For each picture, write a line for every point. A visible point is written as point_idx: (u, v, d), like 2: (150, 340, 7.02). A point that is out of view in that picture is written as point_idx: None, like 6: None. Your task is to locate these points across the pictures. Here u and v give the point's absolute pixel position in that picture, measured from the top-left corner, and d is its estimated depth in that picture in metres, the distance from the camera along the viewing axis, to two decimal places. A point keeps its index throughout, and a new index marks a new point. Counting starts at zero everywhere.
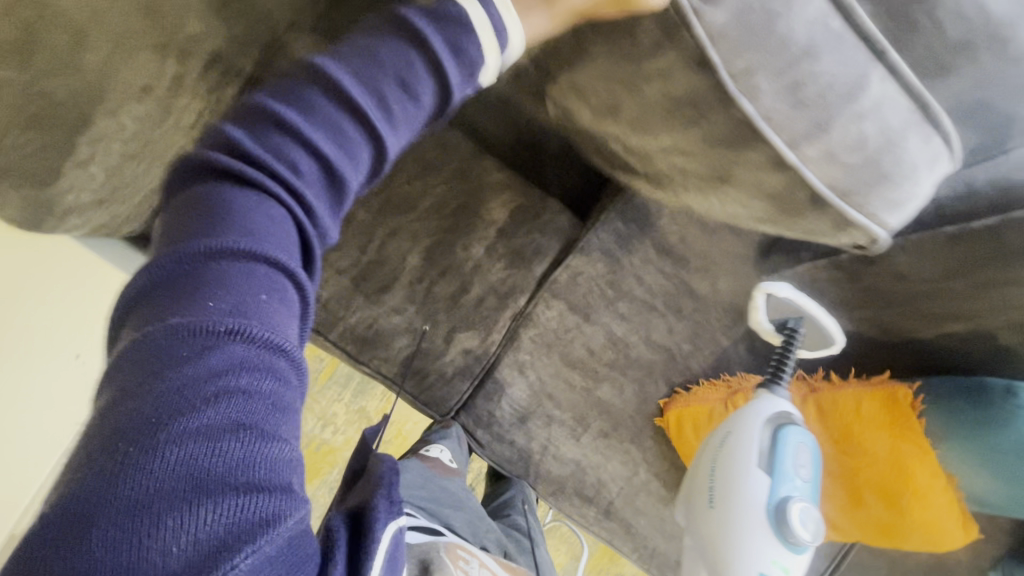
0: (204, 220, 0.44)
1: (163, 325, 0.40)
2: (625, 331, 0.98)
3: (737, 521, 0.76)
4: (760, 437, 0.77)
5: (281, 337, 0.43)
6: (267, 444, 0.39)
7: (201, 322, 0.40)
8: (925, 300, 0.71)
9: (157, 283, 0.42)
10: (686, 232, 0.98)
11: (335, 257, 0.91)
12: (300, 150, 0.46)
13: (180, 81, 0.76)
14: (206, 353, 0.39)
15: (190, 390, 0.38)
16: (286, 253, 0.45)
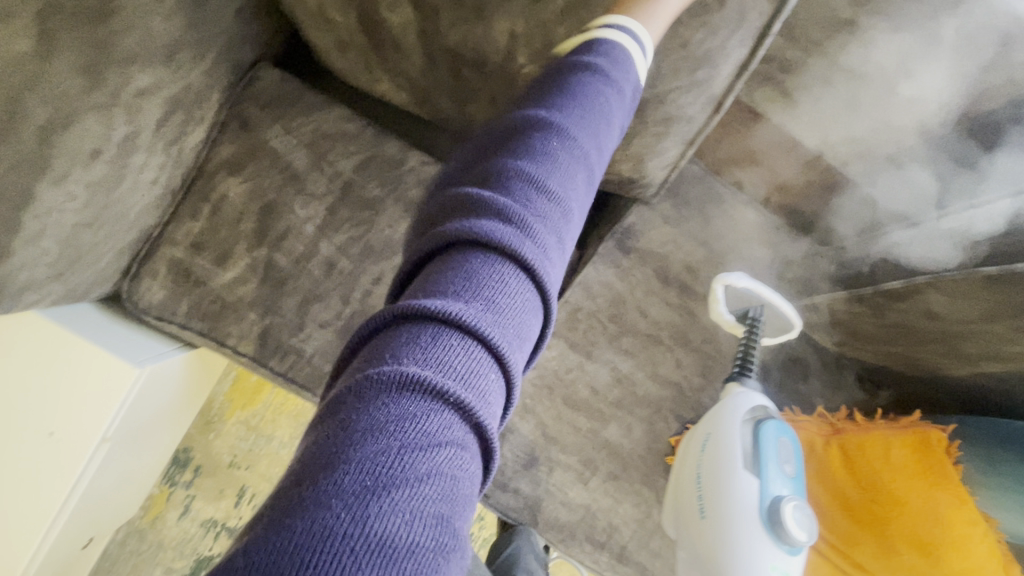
0: (456, 273, 0.37)
1: (384, 374, 0.32)
2: (631, 367, 0.92)
3: (727, 533, 0.68)
4: (742, 434, 0.72)
5: (494, 423, 0.34)
6: (454, 552, 0.29)
7: (428, 380, 0.32)
8: (958, 341, 0.66)
9: (387, 331, 0.35)
10: (691, 259, 0.91)
11: (315, 309, 0.85)
12: (540, 199, 0.42)
13: (133, 140, 0.70)
14: (425, 420, 0.31)
15: (404, 457, 0.30)
16: (519, 337, 0.37)
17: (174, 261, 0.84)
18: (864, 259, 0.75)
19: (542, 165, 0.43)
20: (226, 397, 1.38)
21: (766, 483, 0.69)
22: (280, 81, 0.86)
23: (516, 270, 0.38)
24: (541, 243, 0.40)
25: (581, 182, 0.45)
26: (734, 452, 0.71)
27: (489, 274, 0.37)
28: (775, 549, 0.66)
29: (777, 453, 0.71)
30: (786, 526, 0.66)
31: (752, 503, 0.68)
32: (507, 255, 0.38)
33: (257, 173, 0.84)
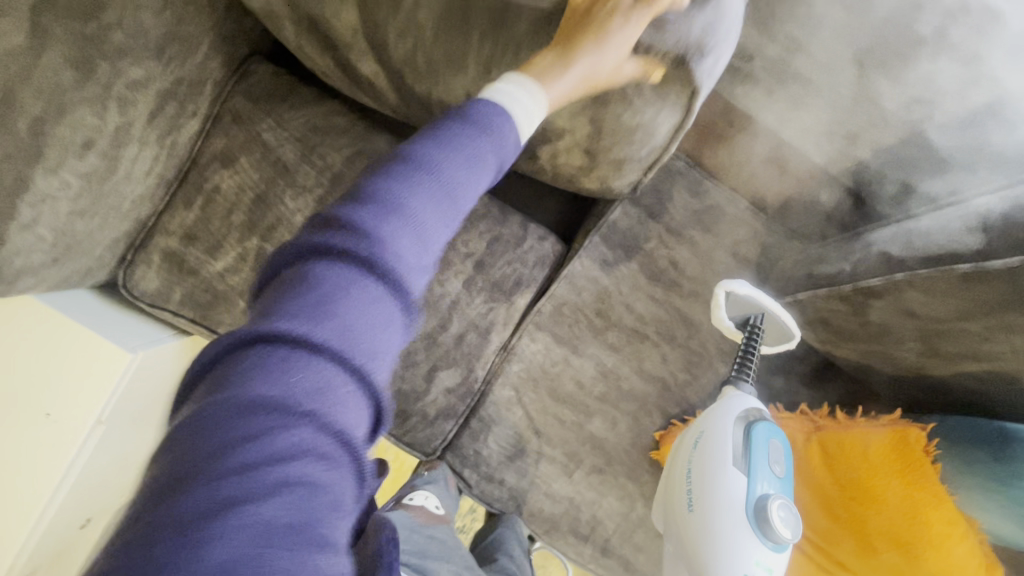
0: (297, 298, 0.37)
1: (225, 401, 0.33)
2: (616, 362, 0.93)
3: (713, 531, 0.68)
4: (733, 432, 0.72)
5: (353, 429, 0.35)
6: (315, 552, 0.31)
7: (272, 401, 0.33)
8: (938, 339, 0.66)
9: (230, 360, 0.36)
10: (677, 255, 0.91)
11: None
12: (404, 228, 0.41)
13: (125, 131, 0.72)
14: (271, 436, 0.33)
15: (250, 474, 0.31)
16: (373, 358, 0.38)
17: (168, 251, 0.86)
18: (845, 257, 0.74)
19: (400, 191, 0.43)
20: None
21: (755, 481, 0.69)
22: (273, 76, 0.88)
23: (376, 288, 0.39)
24: (399, 254, 0.40)
25: (451, 203, 0.46)
26: (725, 450, 0.71)
27: (340, 294, 0.37)
28: (759, 549, 0.67)
29: (768, 453, 0.71)
30: (771, 527, 0.66)
31: (740, 500, 0.69)
32: (369, 280, 0.39)
33: (248, 165, 0.86)
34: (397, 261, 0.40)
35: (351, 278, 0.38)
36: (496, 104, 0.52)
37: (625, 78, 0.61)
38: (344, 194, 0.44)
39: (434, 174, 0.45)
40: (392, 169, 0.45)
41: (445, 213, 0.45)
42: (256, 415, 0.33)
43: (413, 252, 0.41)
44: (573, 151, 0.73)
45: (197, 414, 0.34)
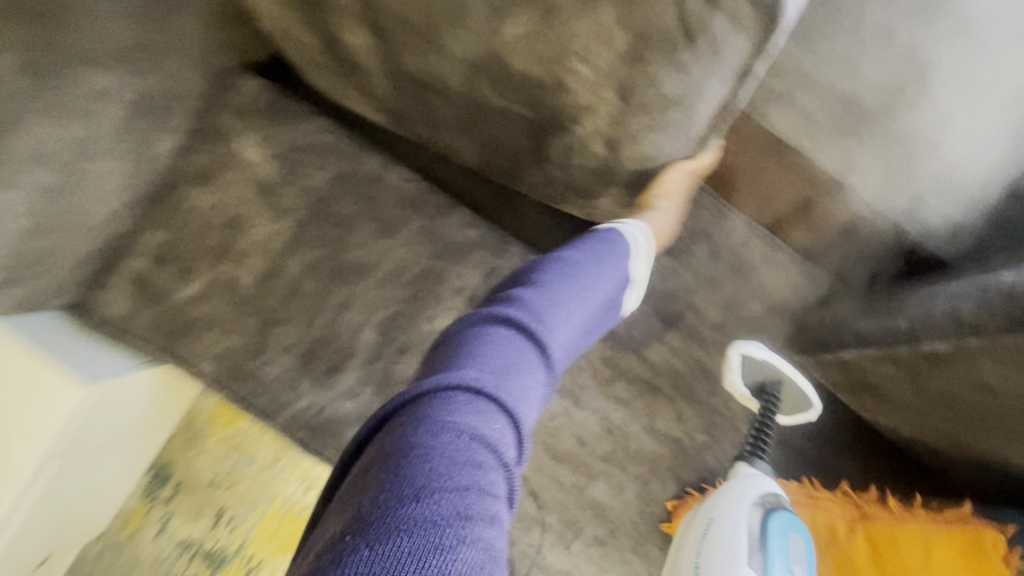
0: (485, 352, 0.47)
1: (446, 432, 0.41)
2: (624, 417, 0.81)
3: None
4: (748, 523, 0.60)
5: (519, 471, 0.43)
6: (507, 573, 0.38)
7: (479, 438, 0.41)
8: (1020, 423, 0.52)
9: (438, 397, 0.43)
10: (696, 299, 0.81)
11: (278, 331, 0.79)
12: (552, 315, 0.52)
13: (90, 144, 0.67)
14: (479, 469, 0.40)
15: (465, 504, 0.38)
16: (534, 415, 0.47)
17: (137, 273, 0.80)
18: (899, 310, 0.61)
19: (546, 297, 0.53)
20: (212, 412, 1.33)
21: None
22: (260, 89, 0.81)
23: (538, 360, 0.49)
24: (556, 329, 0.52)
25: (594, 297, 0.56)
26: (739, 545, 0.59)
27: (516, 359, 0.47)
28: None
29: (787, 547, 0.59)
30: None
31: None
32: (533, 346, 0.49)
33: (228, 184, 0.80)
34: (555, 340, 0.51)
35: (508, 347, 0.48)
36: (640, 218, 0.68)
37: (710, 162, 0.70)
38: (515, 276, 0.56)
39: (591, 266, 0.58)
40: (532, 276, 0.55)
41: (590, 297, 0.56)
42: (472, 437, 0.41)
43: (558, 333, 0.52)
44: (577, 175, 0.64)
45: (405, 434, 0.41)
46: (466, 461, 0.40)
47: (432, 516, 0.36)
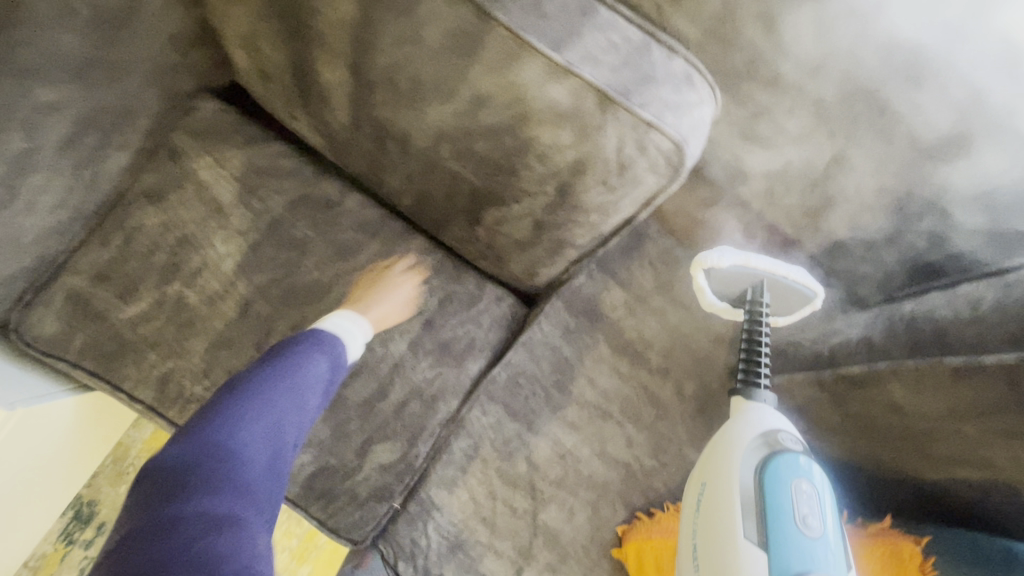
0: (176, 446, 0.56)
1: (156, 515, 0.50)
2: (576, 442, 0.83)
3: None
4: (743, 493, 0.54)
5: (236, 525, 0.52)
6: None
7: (185, 508, 0.50)
8: (927, 440, 0.57)
9: (157, 488, 0.52)
10: (643, 326, 0.85)
11: (225, 355, 0.77)
12: (250, 424, 0.60)
13: (29, 158, 0.64)
14: (196, 531, 0.49)
15: (172, 560, 0.46)
16: (243, 493, 0.55)
17: (74, 292, 0.76)
18: (821, 338, 0.68)
19: (231, 402, 0.61)
20: (145, 445, 1.23)
21: (781, 558, 0.51)
22: (218, 114, 0.82)
23: (238, 454, 0.57)
24: (254, 429, 0.60)
25: (305, 397, 0.65)
26: (736, 518, 0.54)
27: (212, 463, 0.55)
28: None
29: (789, 517, 0.52)
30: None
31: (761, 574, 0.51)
32: (240, 444, 0.58)
33: (178, 205, 0.78)
34: (261, 434, 0.60)
35: (234, 446, 0.57)
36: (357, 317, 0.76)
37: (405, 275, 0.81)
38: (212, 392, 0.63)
39: (311, 367, 0.67)
40: (219, 403, 0.61)
41: (293, 403, 0.64)
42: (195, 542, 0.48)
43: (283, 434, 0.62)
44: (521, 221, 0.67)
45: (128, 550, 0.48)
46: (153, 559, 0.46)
47: None
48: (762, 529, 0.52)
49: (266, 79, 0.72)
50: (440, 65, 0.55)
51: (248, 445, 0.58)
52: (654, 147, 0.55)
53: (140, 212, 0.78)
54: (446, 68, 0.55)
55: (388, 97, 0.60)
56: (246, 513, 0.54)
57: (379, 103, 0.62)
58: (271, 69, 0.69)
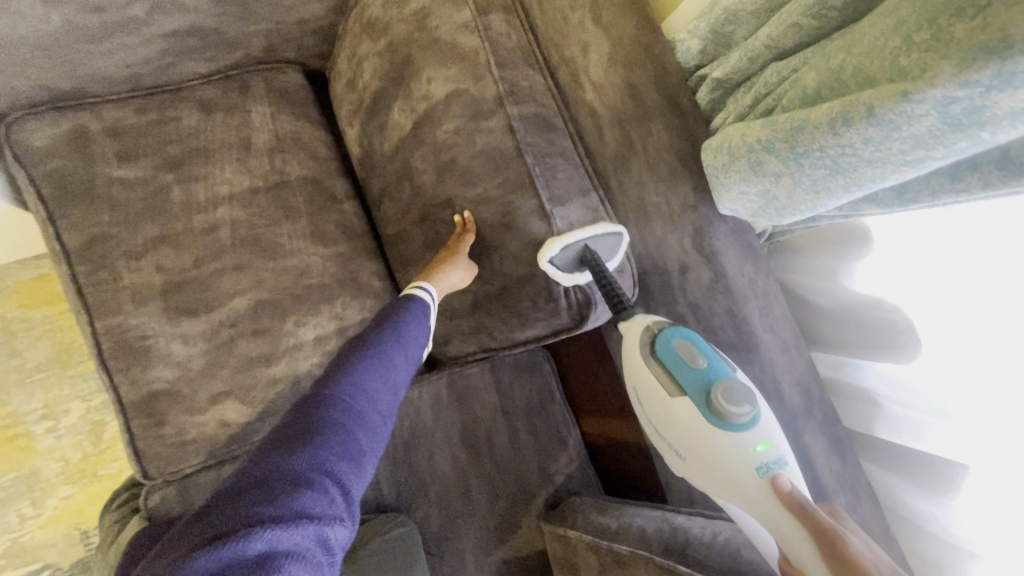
0: (309, 425, 0.58)
1: (326, 398, 0.61)
2: (392, 497, 0.88)
3: (705, 454, 0.60)
4: (651, 371, 0.62)
5: (314, 486, 0.52)
6: (358, 434, 0.60)
7: (327, 412, 0.60)
8: None
9: (285, 447, 0.55)
10: (503, 438, 0.94)
11: (165, 251, 0.84)
12: (368, 391, 0.64)
13: (137, 24, 0.78)
14: (322, 410, 0.60)
15: (302, 463, 0.53)
16: (342, 480, 0.55)
17: (81, 128, 0.83)
18: (616, 515, 0.79)
19: (357, 381, 0.64)
20: (16, 286, 1.19)
21: (694, 381, 0.60)
22: (298, 86, 0.96)
23: (345, 465, 0.56)
24: (364, 412, 0.62)
25: (407, 370, 0.71)
26: (655, 389, 0.63)
27: (360, 413, 0.62)
28: (743, 438, 0.59)
29: (678, 355, 0.61)
30: (730, 416, 0.58)
31: (698, 417, 0.60)
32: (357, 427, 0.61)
33: (220, 123, 0.89)
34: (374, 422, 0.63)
35: (339, 439, 0.58)
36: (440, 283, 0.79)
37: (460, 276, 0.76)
38: (388, 309, 0.75)
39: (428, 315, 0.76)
40: (359, 356, 0.67)
41: (405, 359, 0.71)
42: (316, 520, 0.49)
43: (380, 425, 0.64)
44: (462, 295, 0.82)
45: (249, 514, 0.47)
46: (363, 415, 0.62)
47: (269, 519, 0.47)
48: (679, 393, 0.61)
49: (350, 89, 0.88)
50: (472, 162, 0.73)
51: (353, 426, 0.60)
52: (575, 297, 0.73)
53: (182, 108, 0.88)
54: (468, 168, 0.73)
55: (424, 159, 0.77)
56: (321, 507, 0.51)
57: (414, 156, 0.78)
58: (359, 85, 0.86)
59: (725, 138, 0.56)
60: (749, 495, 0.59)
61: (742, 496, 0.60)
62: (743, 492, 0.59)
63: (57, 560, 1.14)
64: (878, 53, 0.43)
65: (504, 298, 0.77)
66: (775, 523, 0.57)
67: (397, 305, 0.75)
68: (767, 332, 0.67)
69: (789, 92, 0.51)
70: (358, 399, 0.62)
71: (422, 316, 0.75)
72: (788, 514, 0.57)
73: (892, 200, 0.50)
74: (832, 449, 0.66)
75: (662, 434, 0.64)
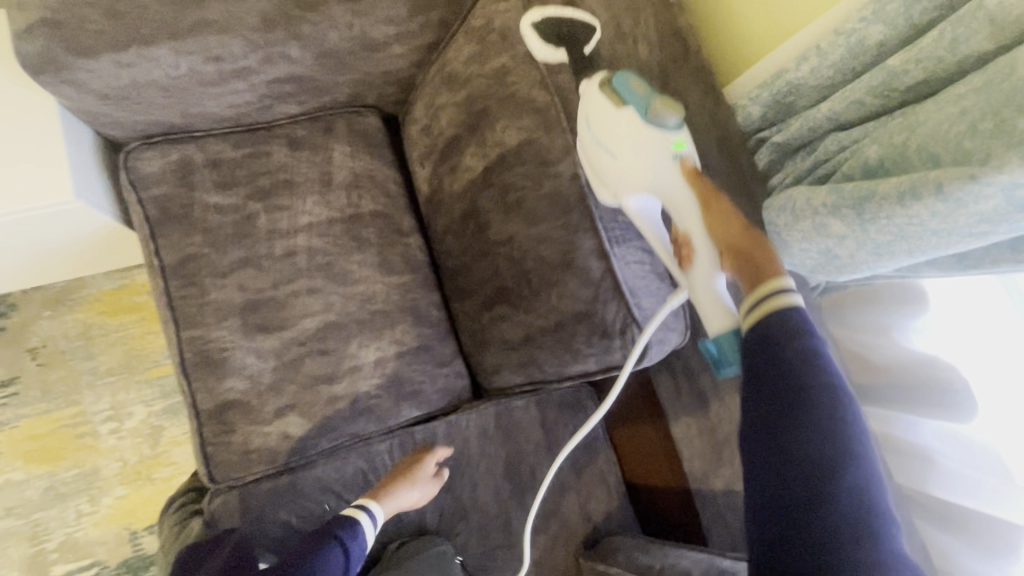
0: None
1: (280, 564, 0.73)
2: (436, 522, 0.91)
3: (637, 151, 0.65)
4: (603, 99, 0.67)
5: None
6: None
7: (273, 575, 0.72)
8: None
9: None
10: (545, 472, 0.96)
11: (248, 272, 0.91)
12: (318, 565, 0.73)
13: (249, 73, 0.87)
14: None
15: None
16: None
17: (187, 158, 0.93)
18: (660, 556, 0.81)
19: (320, 550, 0.74)
20: (99, 295, 1.28)
21: (636, 99, 0.65)
22: (376, 128, 1.04)
23: None
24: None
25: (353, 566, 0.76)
26: (600, 109, 0.67)
27: None
28: (664, 132, 0.64)
29: (630, 82, 0.66)
30: (665, 113, 0.63)
31: (644, 127, 0.64)
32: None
33: (305, 158, 0.98)
34: None
35: None
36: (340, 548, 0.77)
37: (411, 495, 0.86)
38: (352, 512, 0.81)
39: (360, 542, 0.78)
40: (326, 535, 0.76)
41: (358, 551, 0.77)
42: None
43: None
44: (517, 329, 0.86)
45: None
46: None
47: None
48: (626, 108, 0.65)
49: (425, 133, 0.96)
50: (539, 207, 0.78)
51: None
52: (630, 335, 0.77)
53: (274, 144, 0.97)
54: (534, 212, 0.79)
55: (493, 200, 0.83)
56: None
57: (483, 198, 0.85)
58: (434, 131, 0.94)
59: (789, 197, 0.61)
60: (662, 183, 0.64)
61: (654, 182, 0.65)
62: (660, 184, 0.64)
63: (106, 558, 1.19)
64: (941, 135, 0.51)
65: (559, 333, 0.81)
66: (685, 214, 0.64)
67: (330, 530, 0.78)
68: None
69: (849, 162, 0.59)
70: (307, 569, 0.73)
71: (363, 539, 0.79)
72: (691, 191, 0.64)
73: (952, 265, 0.55)
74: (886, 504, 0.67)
75: (599, 148, 0.68)
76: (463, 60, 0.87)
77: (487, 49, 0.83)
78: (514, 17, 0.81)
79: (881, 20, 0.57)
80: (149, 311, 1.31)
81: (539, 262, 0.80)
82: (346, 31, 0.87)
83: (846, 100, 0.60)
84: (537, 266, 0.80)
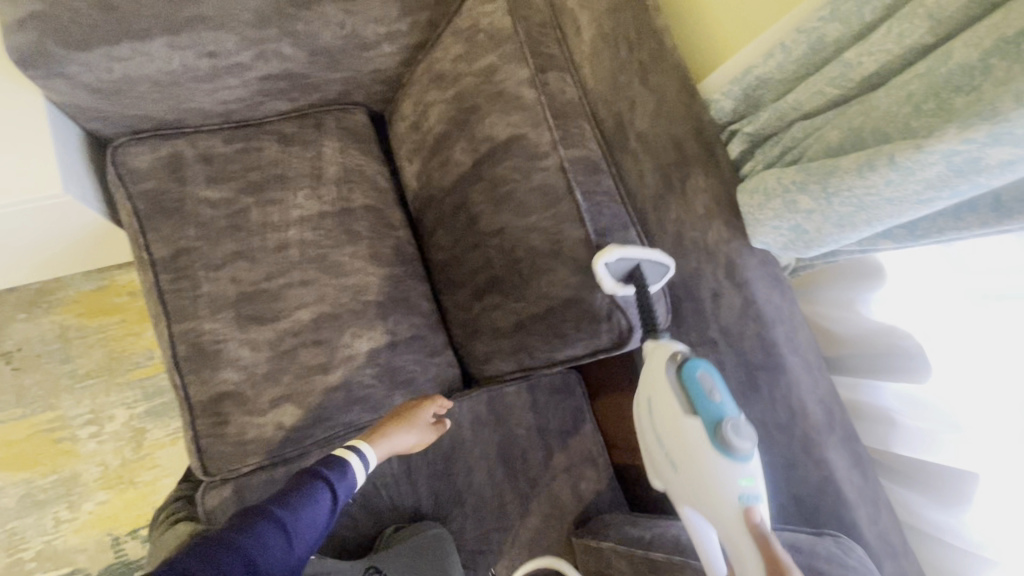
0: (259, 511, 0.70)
1: (278, 498, 0.72)
2: (431, 507, 0.93)
3: (695, 467, 0.66)
4: (674, 393, 0.68)
5: (247, 550, 0.64)
6: (292, 533, 0.69)
7: (274, 505, 0.71)
8: None
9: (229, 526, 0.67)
10: (537, 456, 0.99)
11: (240, 265, 0.92)
12: (313, 497, 0.74)
13: (241, 69, 0.89)
14: (268, 506, 0.70)
15: (242, 533, 0.66)
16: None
17: (176, 153, 0.93)
18: (649, 528, 0.85)
19: (313, 489, 0.74)
20: (77, 297, 1.26)
21: (709, 413, 0.66)
22: (364, 125, 1.07)
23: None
24: (304, 517, 0.71)
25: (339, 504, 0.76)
26: (673, 406, 0.68)
27: (278, 531, 0.68)
28: (735, 466, 0.65)
29: (700, 386, 0.68)
30: (734, 445, 0.65)
31: (699, 433, 0.66)
32: (301, 515, 0.71)
33: (296, 154, 1.00)
34: (311, 522, 0.72)
35: (286, 518, 0.70)
36: (329, 487, 0.76)
37: (405, 440, 0.87)
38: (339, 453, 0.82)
39: (349, 482, 0.79)
40: (316, 474, 0.76)
41: (345, 489, 0.78)
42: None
43: (315, 527, 0.72)
44: (508, 315, 0.90)
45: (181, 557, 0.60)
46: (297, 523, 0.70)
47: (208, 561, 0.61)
48: (690, 413, 0.67)
49: (414, 130, 0.99)
50: (529, 196, 0.82)
51: (293, 519, 0.70)
52: (618, 317, 0.82)
53: (264, 139, 0.99)
54: (524, 201, 0.83)
55: (483, 191, 0.87)
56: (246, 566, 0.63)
57: (474, 189, 0.88)
58: (424, 126, 0.97)
59: (762, 181, 0.69)
60: (719, 507, 0.65)
61: (711, 505, 0.66)
62: (717, 504, 0.65)
63: (87, 565, 1.16)
64: (891, 118, 0.58)
65: (550, 318, 0.85)
66: (738, 544, 0.64)
67: (317, 471, 0.77)
68: (793, 355, 0.76)
69: (814, 146, 0.66)
70: (302, 502, 0.72)
71: (351, 479, 0.80)
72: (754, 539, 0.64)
73: (906, 236, 0.62)
74: (857, 465, 0.76)
75: (658, 434, 0.71)
76: (453, 57, 0.90)
77: (475, 47, 0.87)
78: (501, 18, 0.85)
79: (837, 19, 0.63)
80: (129, 312, 1.29)
81: (528, 250, 0.84)
82: (338, 29, 0.89)
83: (810, 91, 0.66)
84: (528, 253, 0.84)
